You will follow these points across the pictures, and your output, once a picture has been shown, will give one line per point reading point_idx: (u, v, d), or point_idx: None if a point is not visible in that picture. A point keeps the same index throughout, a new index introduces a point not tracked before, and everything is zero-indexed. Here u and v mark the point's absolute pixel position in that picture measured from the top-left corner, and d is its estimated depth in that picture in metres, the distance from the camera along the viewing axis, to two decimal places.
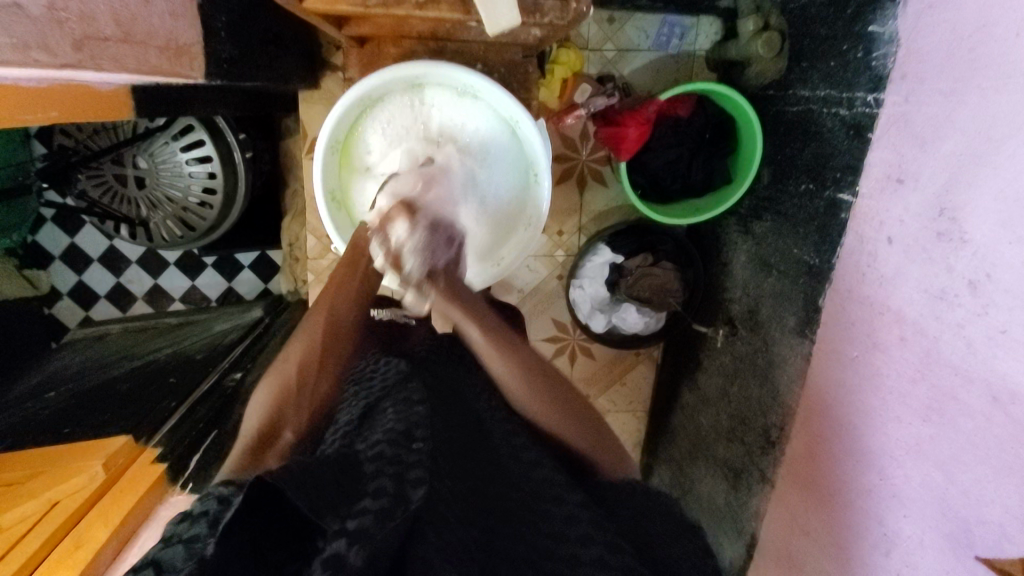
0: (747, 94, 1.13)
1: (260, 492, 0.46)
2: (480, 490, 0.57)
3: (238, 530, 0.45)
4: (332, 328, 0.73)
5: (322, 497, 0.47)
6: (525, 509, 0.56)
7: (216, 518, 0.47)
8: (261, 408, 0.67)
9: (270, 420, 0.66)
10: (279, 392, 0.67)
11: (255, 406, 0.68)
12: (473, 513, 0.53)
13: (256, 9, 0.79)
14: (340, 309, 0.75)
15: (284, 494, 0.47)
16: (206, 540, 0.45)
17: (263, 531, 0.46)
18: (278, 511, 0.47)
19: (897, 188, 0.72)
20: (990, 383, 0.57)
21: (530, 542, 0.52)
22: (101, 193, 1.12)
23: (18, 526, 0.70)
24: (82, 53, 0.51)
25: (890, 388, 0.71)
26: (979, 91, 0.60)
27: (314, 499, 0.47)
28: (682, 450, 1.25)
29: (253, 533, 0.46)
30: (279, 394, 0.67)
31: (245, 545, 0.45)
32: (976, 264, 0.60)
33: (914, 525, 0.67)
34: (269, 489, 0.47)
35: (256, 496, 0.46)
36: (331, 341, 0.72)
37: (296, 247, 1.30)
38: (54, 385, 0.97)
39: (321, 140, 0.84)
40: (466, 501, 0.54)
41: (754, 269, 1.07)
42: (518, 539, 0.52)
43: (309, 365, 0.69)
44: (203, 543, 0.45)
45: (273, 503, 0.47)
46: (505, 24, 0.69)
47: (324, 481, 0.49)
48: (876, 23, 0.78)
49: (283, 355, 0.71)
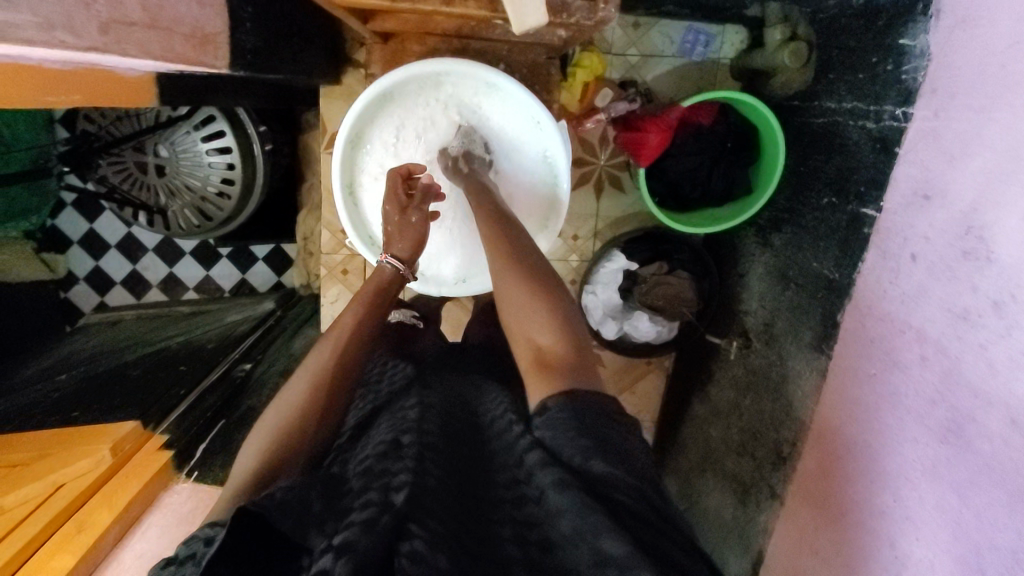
0: (771, 104, 1.12)
1: (247, 523, 0.45)
2: (471, 488, 0.55)
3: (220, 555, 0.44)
4: (341, 371, 0.67)
5: (308, 513, 0.48)
6: (517, 492, 0.54)
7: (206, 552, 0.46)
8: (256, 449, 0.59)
9: (266, 463, 0.57)
10: (279, 433, 0.60)
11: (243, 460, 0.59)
12: (455, 510, 0.50)
13: (282, 2, 0.80)
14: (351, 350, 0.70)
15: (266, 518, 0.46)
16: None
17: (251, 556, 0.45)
18: (268, 534, 0.46)
19: (924, 204, 0.70)
20: (1008, 406, 0.56)
21: (519, 523, 0.51)
22: (122, 180, 1.13)
23: (20, 508, 0.70)
24: (108, 36, 0.51)
25: (908, 408, 0.70)
26: (1012, 107, 0.59)
27: (300, 516, 0.47)
28: (691, 462, 1.24)
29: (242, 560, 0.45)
30: (278, 439, 0.59)
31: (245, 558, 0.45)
32: (1001, 284, 0.58)
33: (927, 548, 0.65)
34: (254, 517, 0.46)
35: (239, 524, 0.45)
36: (346, 380, 0.67)
37: (310, 241, 1.29)
38: (66, 368, 0.97)
39: (340, 132, 0.84)
40: (456, 498, 0.52)
41: (772, 282, 1.05)
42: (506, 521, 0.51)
43: (312, 407, 0.63)
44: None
45: (261, 529, 0.46)
46: (532, 24, 0.68)
47: (309, 498, 0.49)
48: (907, 35, 0.76)
49: (290, 391, 0.65)
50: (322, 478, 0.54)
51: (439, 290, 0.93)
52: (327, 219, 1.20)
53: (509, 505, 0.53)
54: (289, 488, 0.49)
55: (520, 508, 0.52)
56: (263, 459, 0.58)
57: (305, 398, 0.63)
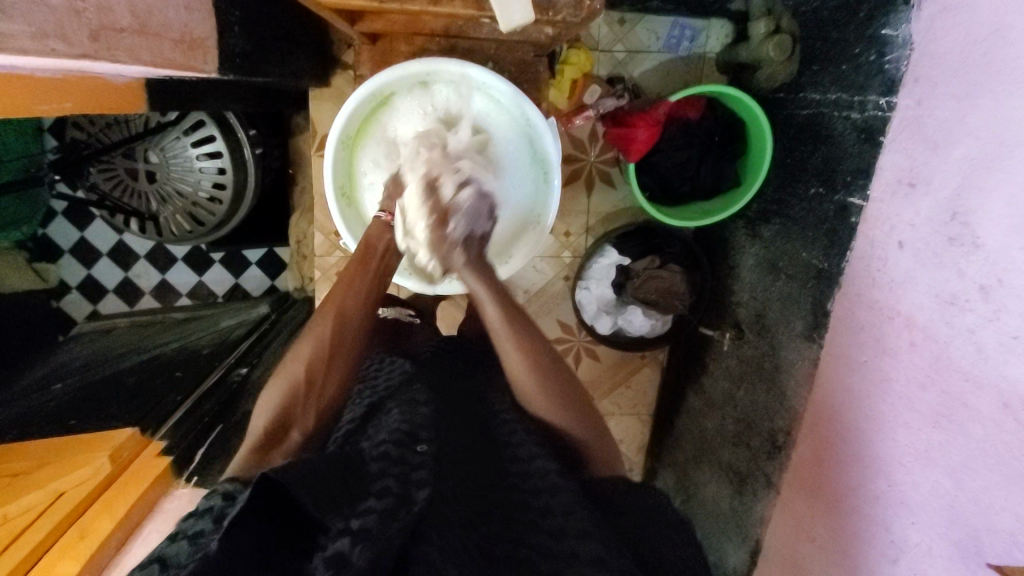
0: (757, 96, 1.13)
1: (269, 490, 0.46)
2: (484, 493, 0.56)
3: (243, 523, 0.44)
4: (341, 331, 0.71)
5: (326, 494, 0.48)
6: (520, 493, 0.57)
7: (221, 514, 0.49)
8: (269, 407, 0.67)
9: (277, 421, 0.66)
10: (287, 393, 0.67)
11: (258, 418, 0.68)
12: (471, 499, 0.54)
13: (268, 6, 0.80)
14: (349, 313, 0.73)
15: (287, 490, 0.46)
16: (209, 539, 0.46)
17: (268, 525, 0.46)
18: (286, 505, 0.47)
19: (909, 192, 0.72)
20: (1000, 390, 0.57)
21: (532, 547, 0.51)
22: (112, 187, 1.12)
23: (22, 517, 0.71)
24: (99, 44, 0.51)
25: (898, 394, 0.71)
26: (994, 94, 0.60)
27: (319, 495, 0.47)
28: (687, 454, 1.25)
29: (261, 526, 0.45)
30: (286, 397, 0.67)
31: (263, 520, 0.46)
32: (987, 268, 0.59)
33: (922, 532, 0.66)
34: (276, 485, 0.46)
35: (262, 491, 0.46)
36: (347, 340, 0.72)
37: (303, 244, 1.30)
38: (62, 377, 0.97)
39: (332, 133, 0.84)
40: (469, 492, 0.55)
41: (762, 273, 1.07)
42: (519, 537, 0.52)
43: (315, 365, 0.69)
44: (207, 537, 0.46)
45: (282, 497, 0.47)
46: (518, 21, 0.69)
47: (325, 478, 0.49)
48: (889, 26, 0.77)
49: (295, 350, 0.70)
50: (337, 458, 0.53)
51: None
52: (320, 221, 1.21)
53: (520, 521, 0.54)
54: (305, 467, 0.49)
55: (531, 532, 0.53)
56: (274, 415, 0.66)
57: (311, 355, 0.69)
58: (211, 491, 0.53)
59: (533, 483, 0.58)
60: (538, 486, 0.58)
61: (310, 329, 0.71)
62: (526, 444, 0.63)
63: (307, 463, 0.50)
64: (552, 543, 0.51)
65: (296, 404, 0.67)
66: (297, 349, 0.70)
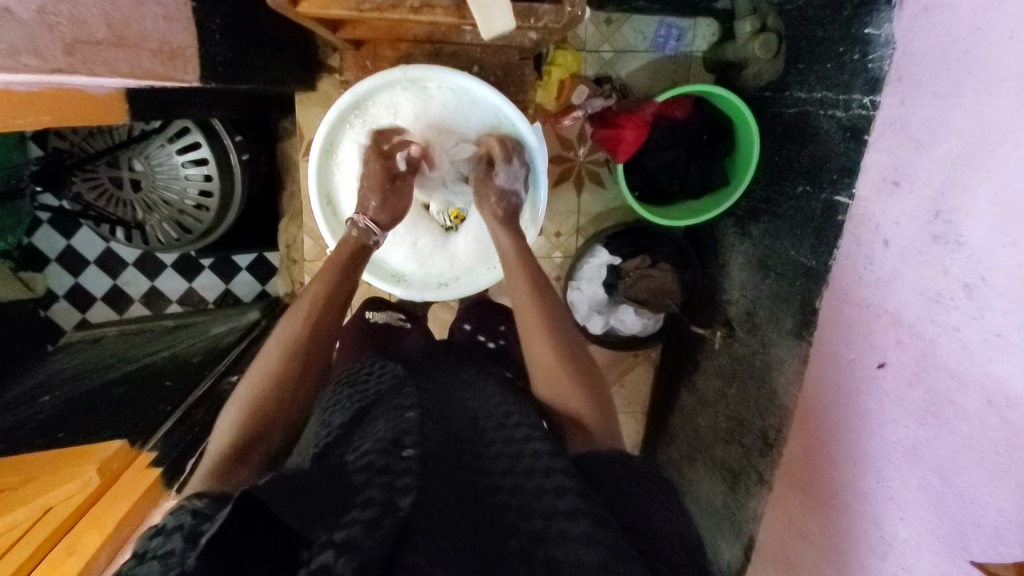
0: (744, 94, 1.13)
1: (248, 505, 0.45)
2: (474, 497, 0.56)
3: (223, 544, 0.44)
4: (313, 338, 0.72)
5: (310, 509, 0.48)
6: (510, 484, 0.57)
7: (195, 531, 0.48)
8: (231, 423, 0.64)
9: (244, 436, 0.62)
10: (253, 408, 0.65)
11: (224, 419, 0.65)
12: (459, 495, 0.55)
13: (249, 14, 0.79)
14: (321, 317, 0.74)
15: (267, 507, 0.46)
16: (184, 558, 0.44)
17: (247, 547, 0.45)
18: (265, 527, 0.46)
19: (894, 191, 0.72)
20: (985, 387, 0.57)
21: (523, 534, 0.51)
22: (97, 196, 1.11)
23: (10, 533, 0.70)
24: (74, 57, 0.50)
25: (886, 392, 0.71)
26: (974, 93, 0.60)
27: (300, 509, 0.47)
28: (681, 452, 1.25)
29: (240, 549, 0.44)
30: (249, 417, 0.64)
31: (245, 535, 0.45)
32: (971, 267, 0.60)
33: (911, 528, 0.67)
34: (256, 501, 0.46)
35: (241, 509, 0.45)
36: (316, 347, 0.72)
37: (292, 249, 1.29)
38: (50, 389, 0.96)
39: (314, 143, 0.84)
40: (456, 492, 0.55)
41: (752, 271, 1.07)
42: (513, 532, 0.51)
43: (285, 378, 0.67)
44: (180, 555, 0.45)
45: (260, 518, 0.46)
46: (500, 29, 0.69)
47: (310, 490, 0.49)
48: (871, 25, 0.77)
49: (260, 365, 0.69)
50: (320, 473, 0.53)
51: (421, 295, 0.93)
52: (309, 227, 1.22)
53: (513, 512, 0.53)
54: (286, 483, 0.49)
55: (525, 519, 0.52)
56: (240, 431, 0.63)
57: (278, 370, 0.68)
58: (179, 505, 0.51)
59: (526, 464, 0.57)
60: (533, 470, 0.56)
61: (278, 341, 0.70)
62: (519, 434, 0.62)
63: (287, 478, 0.50)
64: (545, 527, 0.51)
65: (267, 416, 0.65)
66: (264, 361, 0.69)
